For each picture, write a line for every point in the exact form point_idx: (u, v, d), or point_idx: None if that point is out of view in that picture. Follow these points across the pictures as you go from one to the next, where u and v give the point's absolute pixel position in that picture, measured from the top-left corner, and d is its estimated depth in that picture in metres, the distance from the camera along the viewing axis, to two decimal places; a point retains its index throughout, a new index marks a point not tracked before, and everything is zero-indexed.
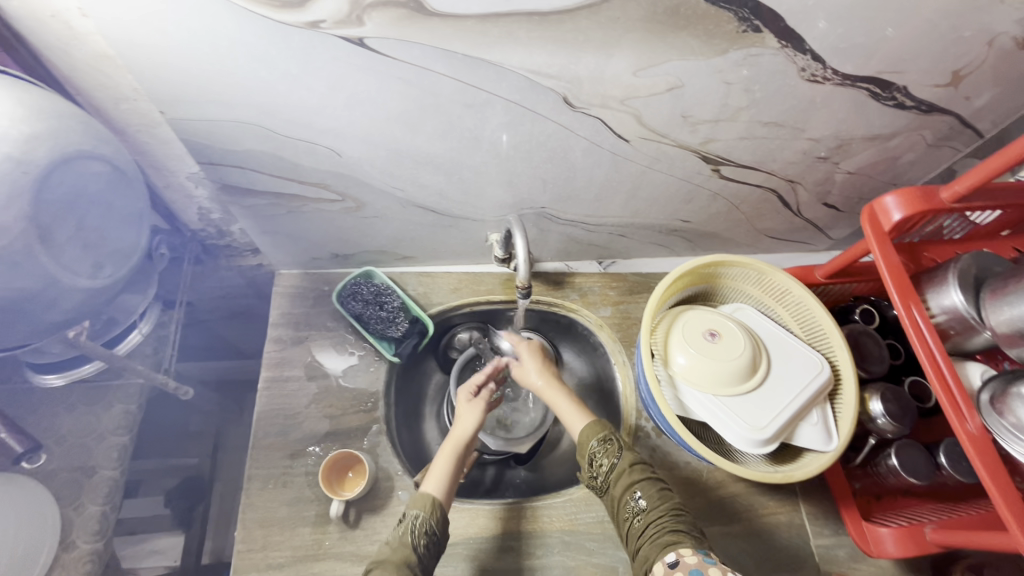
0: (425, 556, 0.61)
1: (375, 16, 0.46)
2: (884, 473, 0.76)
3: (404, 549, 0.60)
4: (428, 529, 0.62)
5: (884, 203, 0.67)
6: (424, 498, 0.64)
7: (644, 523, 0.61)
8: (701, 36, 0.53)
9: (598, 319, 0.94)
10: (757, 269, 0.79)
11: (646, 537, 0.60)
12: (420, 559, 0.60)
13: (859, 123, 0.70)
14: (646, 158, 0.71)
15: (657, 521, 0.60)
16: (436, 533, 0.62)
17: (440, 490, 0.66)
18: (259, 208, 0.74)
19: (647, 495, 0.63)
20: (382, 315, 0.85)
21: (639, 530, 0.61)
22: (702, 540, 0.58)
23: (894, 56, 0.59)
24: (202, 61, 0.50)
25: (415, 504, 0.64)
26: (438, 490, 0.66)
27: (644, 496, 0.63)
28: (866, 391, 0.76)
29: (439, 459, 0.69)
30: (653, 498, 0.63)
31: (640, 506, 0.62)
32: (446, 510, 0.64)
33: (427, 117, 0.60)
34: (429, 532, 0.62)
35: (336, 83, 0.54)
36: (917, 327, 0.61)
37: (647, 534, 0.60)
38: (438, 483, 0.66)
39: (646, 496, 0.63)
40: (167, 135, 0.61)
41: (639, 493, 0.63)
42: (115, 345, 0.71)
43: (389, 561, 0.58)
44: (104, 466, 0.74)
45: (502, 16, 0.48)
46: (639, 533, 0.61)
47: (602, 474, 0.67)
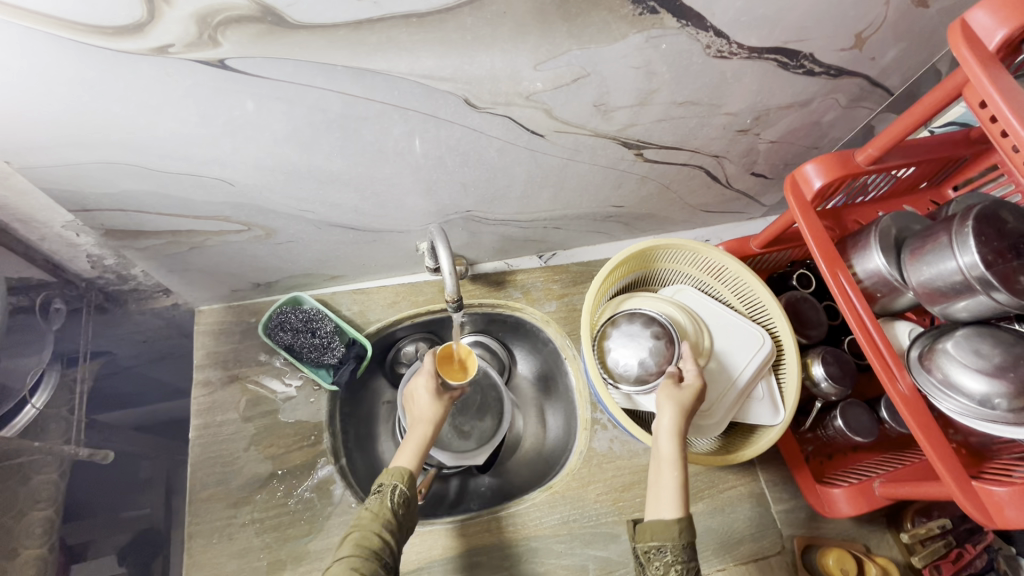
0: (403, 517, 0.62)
1: (229, 35, 0.41)
2: (832, 434, 0.78)
3: (383, 518, 0.60)
4: (405, 499, 0.63)
5: (805, 171, 0.67)
6: (400, 469, 0.65)
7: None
8: (598, 23, 0.50)
9: (544, 316, 0.92)
10: (691, 249, 0.78)
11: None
12: (399, 519, 0.61)
13: (773, 93, 0.69)
14: (566, 151, 0.68)
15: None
16: (411, 500, 0.63)
17: (414, 462, 0.66)
18: (156, 249, 0.67)
19: None
20: (315, 343, 0.79)
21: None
22: None
23: (797, 25, 0.58)
24: (36, 101, 0.43)
25: (390, 474, 0.64)
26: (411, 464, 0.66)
27: None
28: (808, 356, 0.77)
29: (415, 429, 0.69)
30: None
31: None
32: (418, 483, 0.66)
33: (321, 135, 0.55)
34: (405, 500, 0.63)
35: (207, 110, 0.48)
36: (844, 292, 0.62)
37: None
38: (412, 455, 0.67)
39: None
40: (25, 185, 0.53)
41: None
42: (8, 423, 0.66)
43: (370, 531, 0.59)
44: (28, 544, 0.69)
45: (376, 21, 0.43)
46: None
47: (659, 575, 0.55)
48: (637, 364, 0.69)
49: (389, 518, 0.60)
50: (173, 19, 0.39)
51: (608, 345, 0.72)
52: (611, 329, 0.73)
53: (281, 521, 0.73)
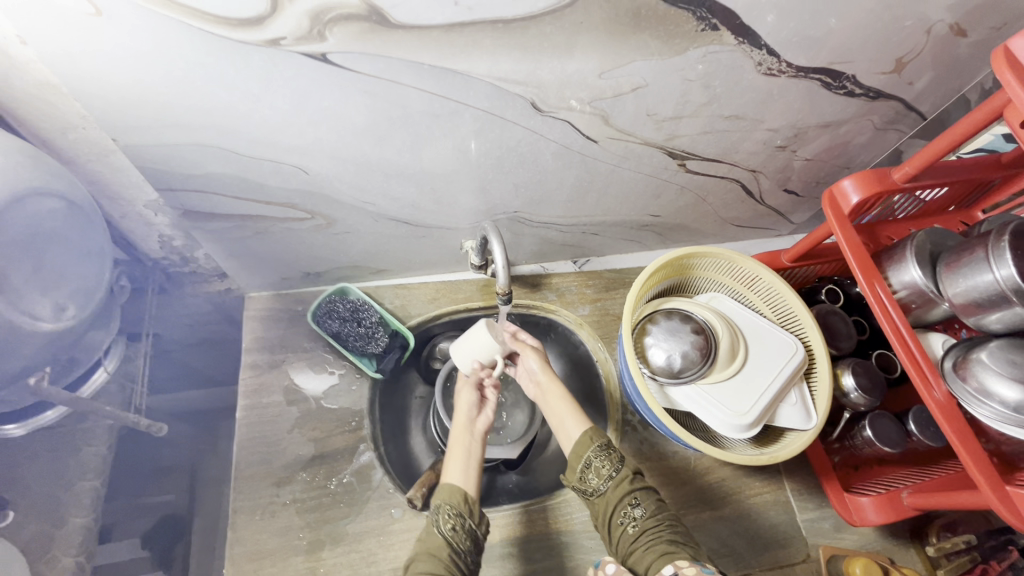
0: (459, 541, 0.60)
1: (337, 30, 0.45)
2: (860, 444, 0.80)
3: (433, 541, 0.60)
4: (456, 516, 0.62)
5: (842, 187, 0.70)
6: (446, 488, 0.64)
7: (638, 530, 0.61)
8: (662, 35, 0.54)
9: (577, 318, 0.95)
10: (727, 258, 0.81)
11: (640, 544, 0.60)
12: (454, 546, 0.60)
13: (813, 112, 0.73)
14: (615, 158, 0.72)
15: (653, 530, 0.61)
16: (466, 518, 0.62)
17: (460, 478, 0.66)
18: (224, 232, 0.71)
19: (645, 504, 0.63)
20: (360, 332, 0.83)
21: (632, 537, 0.61)
22: (695, 549, 0.58)
23: (842, 47, 0.62)
24: (154, 82, 0.47)
25: (439, 496, 0.64)
26: (461, 481, 0.66)
27: (642, 503, 0.63)
28: (838, 367, 0.79)
29: (453, 452, 0.70)
30: (649, 507, 0.63)
31: (637, 513, 0.63)
32: (472, 498, 0.64)
33: (396, 130, 0.59)
34: (456, 518, 0.62)
35: (301, 100, 0.52)
36: (881, 303, 0.64)
37: (640, 540, 0.60)
38: (459, 473, 0.67)
39: (644, 505, 0.63)
40: (123, 162, 0.58)
41: (636, 500, 0.64)
42: (78, 388, 0.68)
43: (421, 557, 0.59)
44: (74, 513, 0.72)
45: (466, 25, 0.47)
46: (631, 540, 0.61)
47: (594, 483, 0.66)
48: (679, 356, 0.73)
49: (444, 547, 0.59)
50: (290, 14, 0.43)
51: (647, 341, 0.75)
52: (650, 325, 0.76)
53: (322, 502, 0.75)
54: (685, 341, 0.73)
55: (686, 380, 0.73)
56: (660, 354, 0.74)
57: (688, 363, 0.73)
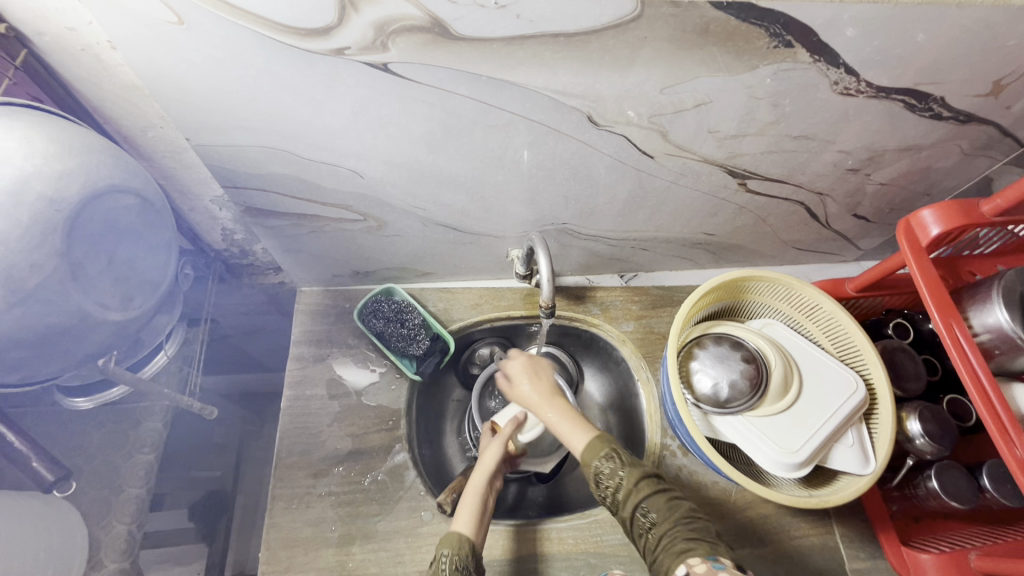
0: None
1: (399, 42, 0.46)
2: (922, 496, 0.73)
3: None
4: (461, 568, 0.60)
5: (920, 217, 0.64)
6: (453, 537, 0.63)
7: (656, 534, 0.60)
8: (730, 53, 0.51)
9: (620, 334, 0.92)
10: (785, 284, 0.76)
11: (659, 548, 0.59)
12: None
13: (892, 134, 0.68)
14: (671, 174, 0.70)
15: (670, 531, 0.59)
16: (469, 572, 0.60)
17: (469, 527, 0.64)
18: (282, 229, 0.74)
19: (657, 506, 0.61)
20: (404, 333, 0.84)
21: (652, 540, 0.60)
22: (713, 544, 0.57)
23: (932, 66, 0.57)
24: (227, 88, 0.50)
25: (445, 544, 0.62)
26: (468, 531, 0.64)
27: (655, 505, 0.61)
28: (904, 410, 0.73)
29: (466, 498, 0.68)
30: (663, 509, 0.61)
31: (652, 517, 0.61)
32: (476, 549, 0.62)
33: (450, 139, 0.59)
34: (460, 571, 0.60)
35: (361, 108, 0.53)
36: (959, 345, 0.59)
37: (659, 543, 0.59)
38: (467, 521, 0.65)
39: (656, 507, 0.61)
40: (193, 160, 0.62)
41: (649, 503, 0.62)
42: (141, 368, 0.72)
43: None
44: (130, 484, 0.75)
45: (527, 38, 0.47)
46: (651, 544, 0.60)
47: (609, 490, 0.64)
48: (727, 385, 0.70)
49: None
50: (356, 25, 0.44)
51: (693, 366, 0.72)
52: (697, 349, 0.73)
53: (355, 498, 0.77)
54: (733, 371, 0.70)
55: (732, 411, 0.70)
56: (707, 382, 0.71)
57: (737, 393, 0.69)
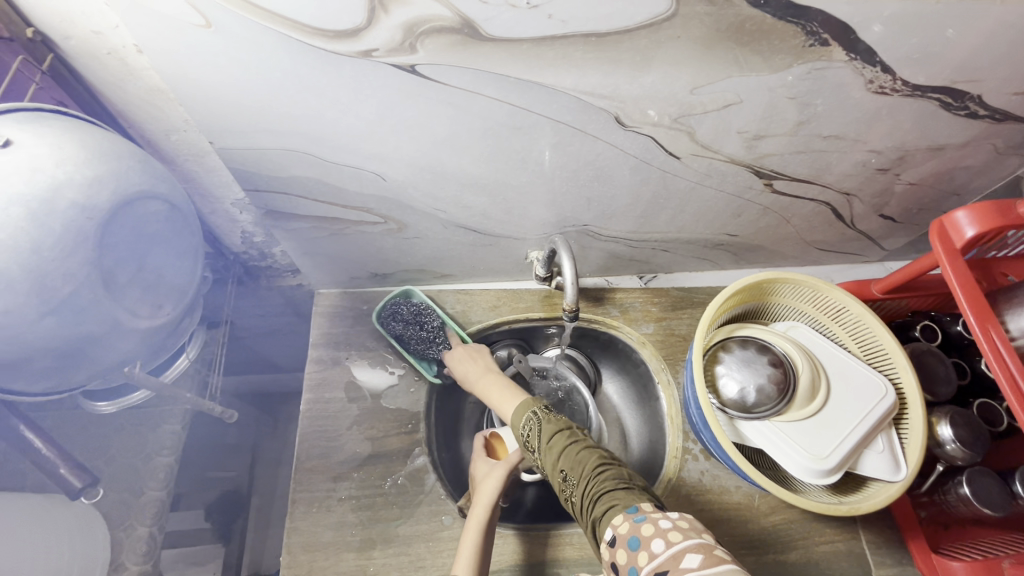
0: None
1: (428, 43, 0.45)
2: (953, 502, 0.72)
3: None
4: None
5: (955, 219, 0.63)
6: None
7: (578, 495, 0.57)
8: (764, 52, 0.50)
9: (640, 337, 0.91)
10: (812, 286, 0.75)
11: (585, 509, 0.56)
12: None
13: (924, 134, 0.66)
14: (696, 175, 0.69)
15: (589, 487, 0.56)
16: None
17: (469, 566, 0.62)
18: (301, 231, 0.74)
19: (571, 463, 0.59)
20: (423, 336, 0.83)
21: (578, 502, 0.58)
22: (633, 494, 0.53)
23: (971, 64, 0.55)
24: (253, 91, 0.49)
25: None
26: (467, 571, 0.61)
27: (571, 467, 0.59)
28: (934, 415, 0.72)
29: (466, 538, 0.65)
30: (580, 466, 0.58)
31: (570, 476, 0.59)
32: None
33: (474, 141, 0.58)
34: None
35: (387, 110, 0.53)
36: (996, 350, 0.57)
37: (584, 505, 0.56)
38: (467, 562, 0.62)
39: (573, 468, 0.59)
40: (215, 163, 0.61)
41: (566, 465, 0.59)
42: (162, 372, 0.72)
43: None
44: (152, 487, 0.75)
45: (558, 38, 0.46)
46: (579, 506, 0.58)
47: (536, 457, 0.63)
48: (753, 389, 0.68)
49: None
50: (385, 26, 0.43)
51: (718, 370, 0.71)
52: (722, 353, 0.72)
53: (376, 502, 0.76)
54: (761, 376, 0.69)
55: (758, 416, 0.69)
56: (734, 386, 0.69)
57: (764, 398, 0.68)
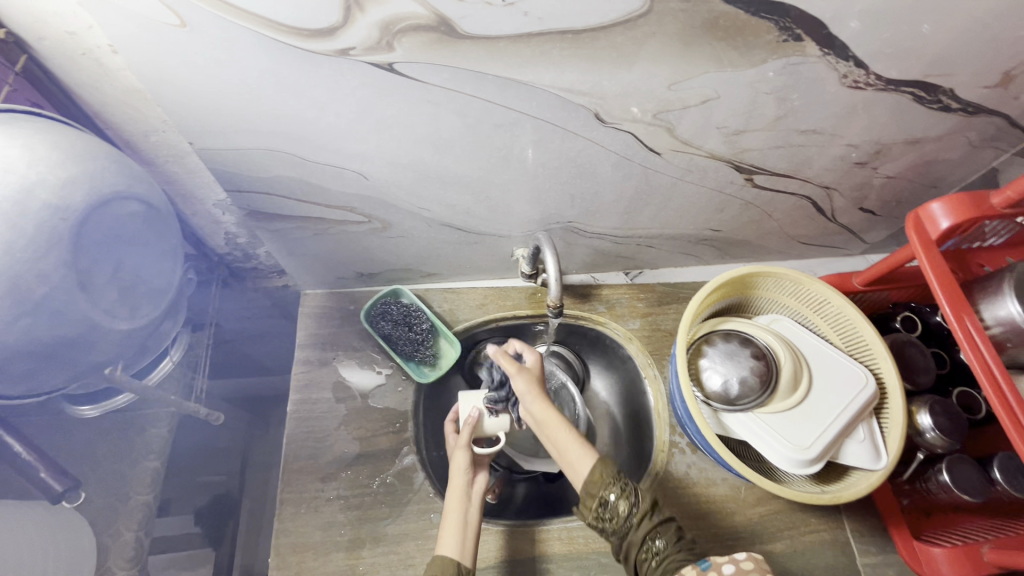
0: None
1: (405, 41, 0.45)
2: (933, 489, 0.73)
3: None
4: None
5: (930, 210, 0.64)
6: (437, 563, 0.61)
7: (661, 562, 0.59)
8: (739, 48, 0.51)
9: (626, 332, 0.92)
10: (793, 279, 0.76)
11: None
12: None
13: (899, 127, 0.67)
14: (678, 170, 0.69)
15: (677, 558, 0.58)
16: None
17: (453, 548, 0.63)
18: (285, 232, 0.73)
19: (663, 533, 0.60)
20: (411, 337, 0.84)
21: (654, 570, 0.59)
22: None
23: (942, 58, 0.56)
24: (231, 91, 0.49)
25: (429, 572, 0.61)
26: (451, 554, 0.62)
27: (663, 535, 0.60)
28: (913, 404, 0.73)
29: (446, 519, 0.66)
30: (669, 537, 0.60)
31: (658, 544, 0.60)
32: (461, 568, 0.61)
33: (456, 138, 0.59)
34: None
35: (367, 109, 0.53)
36: (971, 339, 0.58)
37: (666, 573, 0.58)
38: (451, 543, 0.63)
39: (663, 536, 0.60)
40: (196, 165, 0.61)
41: (658, 533, 0.60)
42: (146, 375, 0.72)
43: None
44: (139, 491, 0.75)
45: (535, 36, 0.46)
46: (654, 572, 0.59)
47: (616, 521, 0.61)
48: (736, 381, 0.69)
49: None
50: (362, 25, 0.43)
51: (702, 362, 0.72)
52: (706, 346, 0.73)
53: (364, 501, 0.76)
54: (744, 368, 0.69)
55: (742, 407, 0.69)
56: (718, 378, 0.70)
57: (747, 390, 0.69)
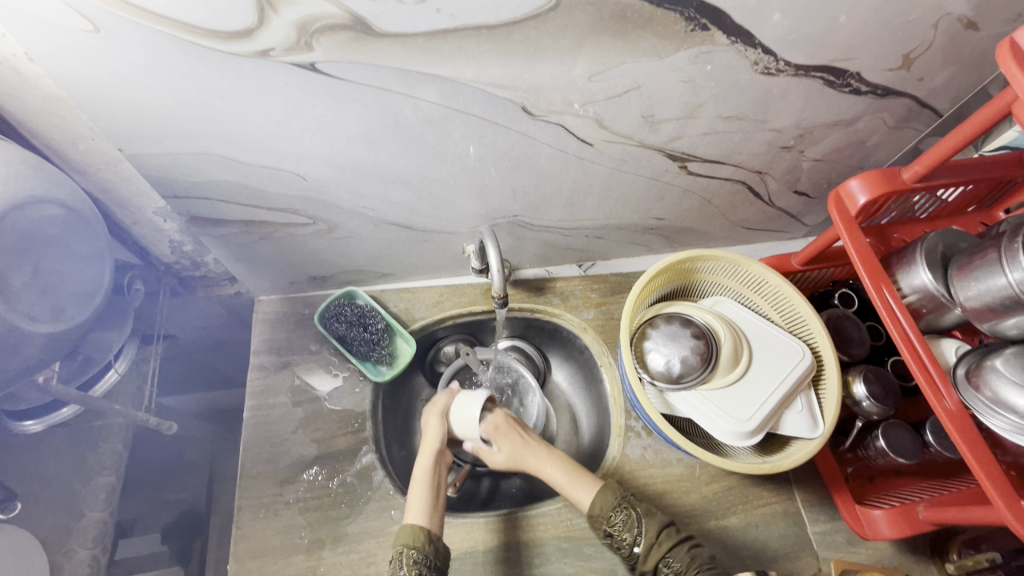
0: None
1: (323, 41, 0.47)
2: (873, 455, 0.76)
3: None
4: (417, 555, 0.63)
5: (849, 187, 0.67)
6: (406, 533, 0.65)
7: None
8: (650, 38, 0.53)
9: (581, 323, 0.94)
10: (732, 262, 0.79)
11: None
12: None
13: (817, 112, 0.71)
14: (612, 160, 0.72)
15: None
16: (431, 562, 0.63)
17: (421, 517, 0.67)
18: (231, 237, 0.74)
19: (678, 557, 0.64)
20: (366, 337, 0.85)
21: None
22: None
23: (844, 44, 0.60)
24: (155, 95, 0.50)
25: (400, 539, 0.65)
26: (422, 521, 0.67)
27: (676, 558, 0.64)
28: (849, 374, 0.76)
29: (415, 490, 0.70)
30: (684, 560, 0.64)
31: (674, 569, 0.64)
32: (432, 535, 0.65)
33: (389, 136, 0.60)
34: (418, 563, 0.62)
35: (295, 109, 0.54)
36: (889, 308, 0.61)
37: None
38: (420, 512, 0.68)
39: (677, 560, 0.64)
40: (130, 171, 0.62)
41: (671, 557, 0.64)
42: (92, 387, 0.73)
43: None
44: (92, 508, 0.74)
45: (451, 32, 0.48)
46: None
47: (627, 546, 0.66)
48: (679, 361, 0.72)
49: None
50: (278, 26, 0.45)
51: (647, 345, 0.74)
52: (650, 329, 0.75)
53: (324, 502, 0.76)
54: (685, 348, 0.72)
55: (685, 386, 0.72)
56: (661, 359, 0.73)
57: (690, 369, 0.71)
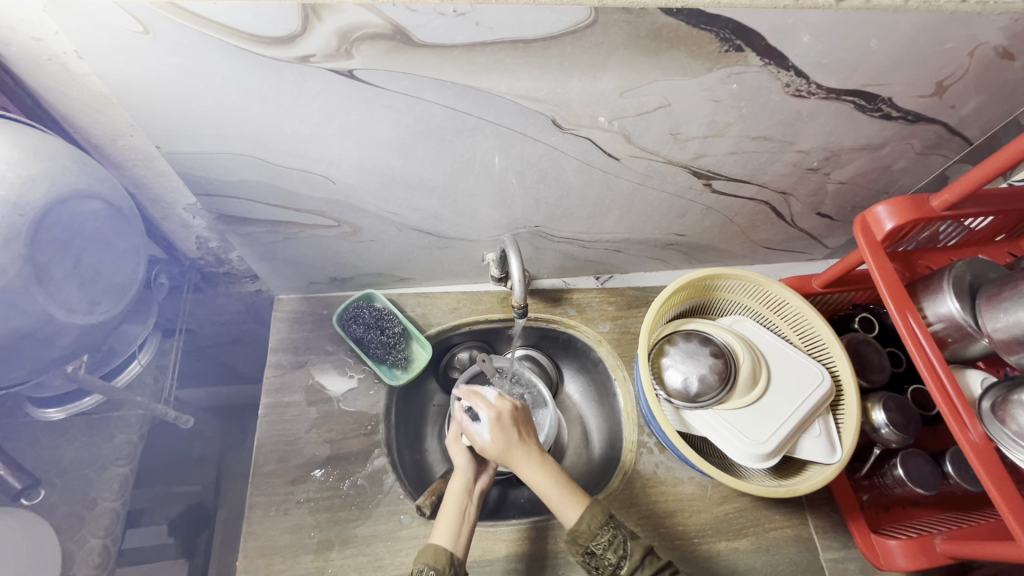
0: None
1: (363, 49, 0.47)
2: (891, 484, 0.75)
3: None
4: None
5: (876, 213, 0.66)
6: (430, 552, 0.63)
7: None
8: (683, 57, 0.53)
9: (596, 335, 0.94)
10: (753, 282, 0.78)
11: None
12: None
13: (846, 135, 0.71)
14: (636, 175, 0.72)
15: None
16: None
17: (447, 539, 0.65)
18: (256, 235, 0.75)
19: None
20: (383, 340, 0.85)
21: None
22: None
23: (877, 69, 0.60)
24: (196, 96, 0.51)
25: (422, 559, 0.63)
26: (446, 542, 0.65)
27: None
28: (869, 401, 0.75)
29: (442, 512, 0.69)
30: None
31: None
32: (455, 557, 0.63)
33: (419, 143, 0.61)
34: None
35: (330, 114, 0.55)
36: (914, 336, 0.60)
37: None
38: (446, 533, 0.66)
39: None
40: (164, 168, 0.63)
41: None
42: (116, 376, 0.74)
43: None
44: (106, 497, 0.74)
45: (488, 44, 0.49)
46: None
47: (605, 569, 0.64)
48: (697, 379, 0.72)
49: None
50: (320, 33, 0.46)
51: (665, 362, 0.75)
52: (668, 346, 0.76)
53: (334, 503, 0.77)
54: (702, 366, 0.72)
55: (702, 405, 0.72)
56: (678, 376, 0.73)
57: (707, 388, 0.72)
